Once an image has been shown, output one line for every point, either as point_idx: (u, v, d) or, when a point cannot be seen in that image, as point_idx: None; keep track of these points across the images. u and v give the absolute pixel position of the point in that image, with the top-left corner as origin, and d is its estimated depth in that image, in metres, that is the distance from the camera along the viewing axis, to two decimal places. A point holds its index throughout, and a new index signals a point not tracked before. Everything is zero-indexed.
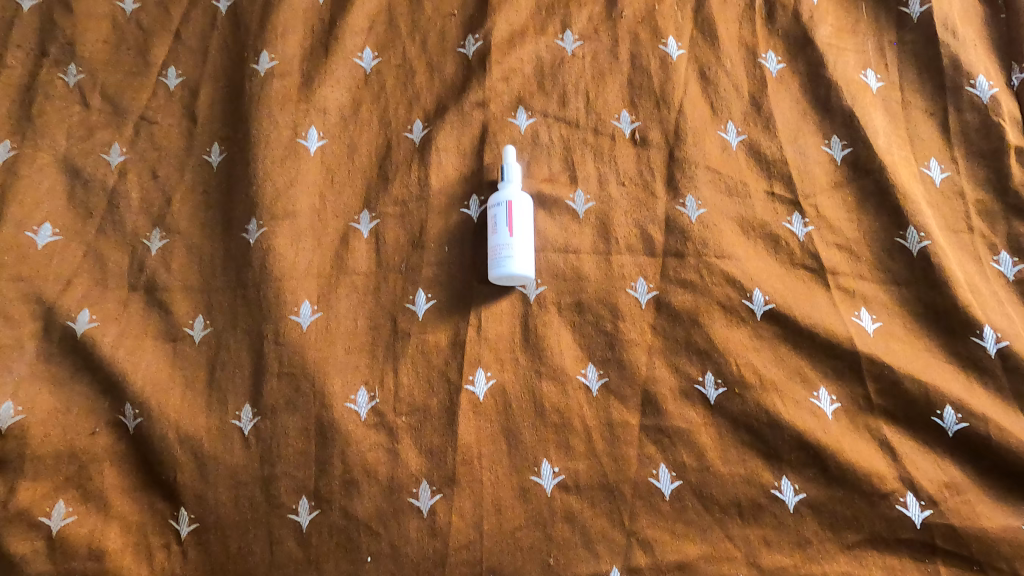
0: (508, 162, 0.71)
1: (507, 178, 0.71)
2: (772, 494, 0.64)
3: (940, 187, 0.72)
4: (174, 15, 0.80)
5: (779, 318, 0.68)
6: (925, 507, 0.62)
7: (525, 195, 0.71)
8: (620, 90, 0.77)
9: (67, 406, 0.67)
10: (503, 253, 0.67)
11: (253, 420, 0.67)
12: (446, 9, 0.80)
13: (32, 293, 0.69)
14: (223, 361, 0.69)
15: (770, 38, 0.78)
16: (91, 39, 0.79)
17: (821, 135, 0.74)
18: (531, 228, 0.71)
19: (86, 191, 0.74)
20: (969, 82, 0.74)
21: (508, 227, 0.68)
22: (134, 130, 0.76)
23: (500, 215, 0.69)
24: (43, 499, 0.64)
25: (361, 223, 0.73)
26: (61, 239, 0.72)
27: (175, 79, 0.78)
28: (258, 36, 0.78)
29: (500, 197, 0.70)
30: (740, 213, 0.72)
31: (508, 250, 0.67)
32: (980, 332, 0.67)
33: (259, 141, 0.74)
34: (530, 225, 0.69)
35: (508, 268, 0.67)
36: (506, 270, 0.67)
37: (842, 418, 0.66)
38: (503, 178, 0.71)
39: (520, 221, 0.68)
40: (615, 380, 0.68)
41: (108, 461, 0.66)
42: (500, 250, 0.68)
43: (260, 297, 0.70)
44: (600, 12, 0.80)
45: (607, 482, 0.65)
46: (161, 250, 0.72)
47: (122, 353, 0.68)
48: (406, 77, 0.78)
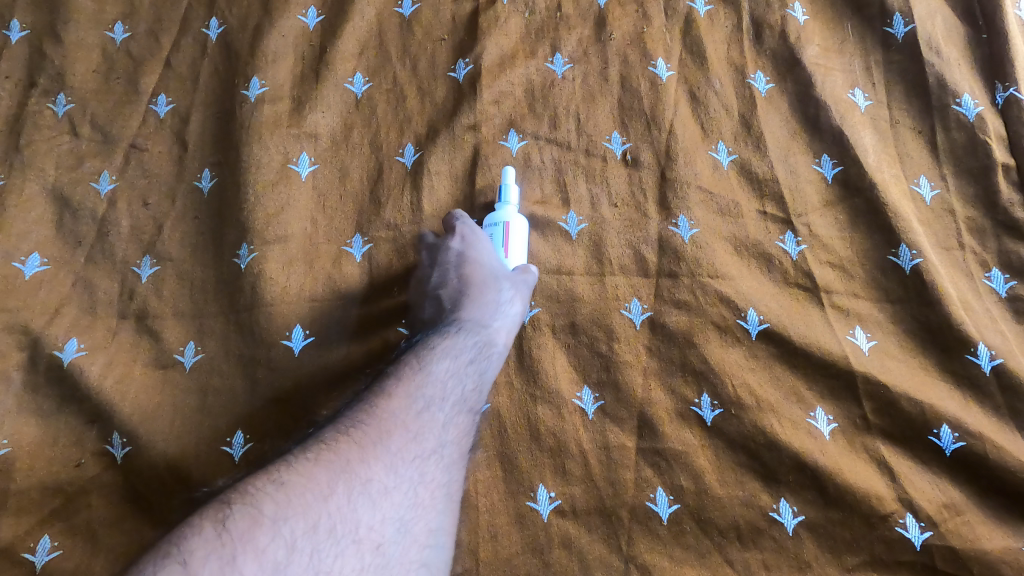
0: (506, 182, 0.71)
1: (504, 200, 0.71)
2: (770, 517, 0.64)
3: (930, 204, 0.73)
4: (163, 41, 0.80)
5: (774, 337, 0.68)
6: (925, 529, 0.62)
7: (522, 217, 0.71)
8: (611, 112, 0.77)
9: (53, 439, 0.66)
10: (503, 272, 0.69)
11: (244, 445, 0.66)
12: (436, 33, 0.80)
13: (19, 324, 0.69)
14: (214, 388, 0.68)
15: (758, 59, 0.78)
16: (80, 68, 0.78)
17: (811, 154, 0.75)
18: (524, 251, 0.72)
19: (75, 219, 0.73)
20: (954, 100, 0.75)
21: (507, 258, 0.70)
22: (123, 158, 0.76)
23: (496, 236, 0.70)
24: (27, 534, 0.63)
25: (354, 247, 0.73)
26: (50, 269, 0.71)
27: (165, 106, 0.78)
28: (249, 62, 0.78)
29: (498, 222, 0.70)
30: (733, 233, 0.72)
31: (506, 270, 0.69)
32: (974, 350, 0.66)
33: (250, 166, 0.74)
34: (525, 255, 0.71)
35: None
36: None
37: (839, 438, 0.65)
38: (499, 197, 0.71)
39: (518, 252, 0.70)
40: (612, 403, 0.67)
41: (96, 492, 0.65)
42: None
43: (252, 322, 0.70)
44: (590, 34, 0.80)
45: (603, 507, 0.64)
46: (151, 276, 0.72)
47: (111, 382, 0.67)
48: (397, 101, 0.78)
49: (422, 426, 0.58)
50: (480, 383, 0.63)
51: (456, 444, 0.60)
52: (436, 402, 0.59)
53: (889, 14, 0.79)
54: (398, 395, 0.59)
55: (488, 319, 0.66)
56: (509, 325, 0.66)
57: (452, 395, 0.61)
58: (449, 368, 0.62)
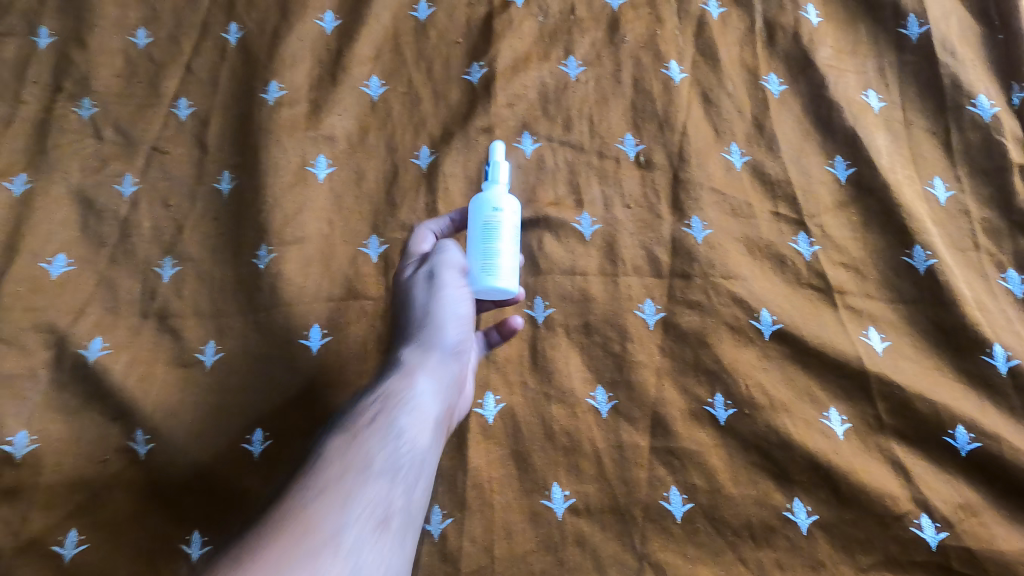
0: (495, 159, 0.66)
1: (493, 178, 0.66)
2: (784, 516, 0.64)
3: (944, 205, 0.73)
4: (184, 46, 0.81)
5: (788, 338, 0.68)
6: (940, 529, 0.62)
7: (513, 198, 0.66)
8: (624, 114, 0.77)
9: (77, 435, 0.67)
10: (484, 266, 0.63)
11: (264, 442, 0.67)
12: (451, 37, 0.81)
13: (45, 323, 0.70)
14: (233, 386, 0.69)
15: (771, 61, 0.79)
16: (103, 73, 0.80)
17: (824, 155, 0.75)
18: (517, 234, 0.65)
19: (99, 221, 0.75)
20: (969, 101, 0.75)
21: (499, 236, 0.63)
22: (145, 160, 0.77)
23: (475, 227, 0.64)
24: (54, 528, 0.64)
25: (370, 247, 0.74)
26: (74, 269, 0.73)
27: (186, 109, 0.79)
28: (268, 66, 0.80)
29: (487, 199, 0.64)
30: (746, 233, 0.73)
31: (486, 263, 0.63)
32: (990, 350, 0.66)
33: (269, 168, 0.75)
34: (518, 237, 0.65)
35: (490, 283, 0.63)
36: (489, 284, 0.62)
37: (853, 438, 0.65)
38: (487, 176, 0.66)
39: (510, 231, 0.64)
40: (625, 402, 0.68)
41: (120, 488, 0.66)
42: (484, 258, 0.63)
43: (271, 322, 0.71)
44: (603, 37, 0.80)
45: (617, 506, 0.65)
46: (172, 276, 0.73)
47: (134, 380, 0.69)
48: (412, 104, 0.79)
49: (315, 510, 0.48)
50: (391, 439, 0.54)
51: (368, 519, 0.49)
52: (333, 476, 0.51)
53: (902, 16, 0.79)
54: (310, 465, 0.53)
55: (415, 347, 0.61)
56: (428, 366, 0.60)
57: (352, 465, 0.52)
58: (351, 436, 0.54)
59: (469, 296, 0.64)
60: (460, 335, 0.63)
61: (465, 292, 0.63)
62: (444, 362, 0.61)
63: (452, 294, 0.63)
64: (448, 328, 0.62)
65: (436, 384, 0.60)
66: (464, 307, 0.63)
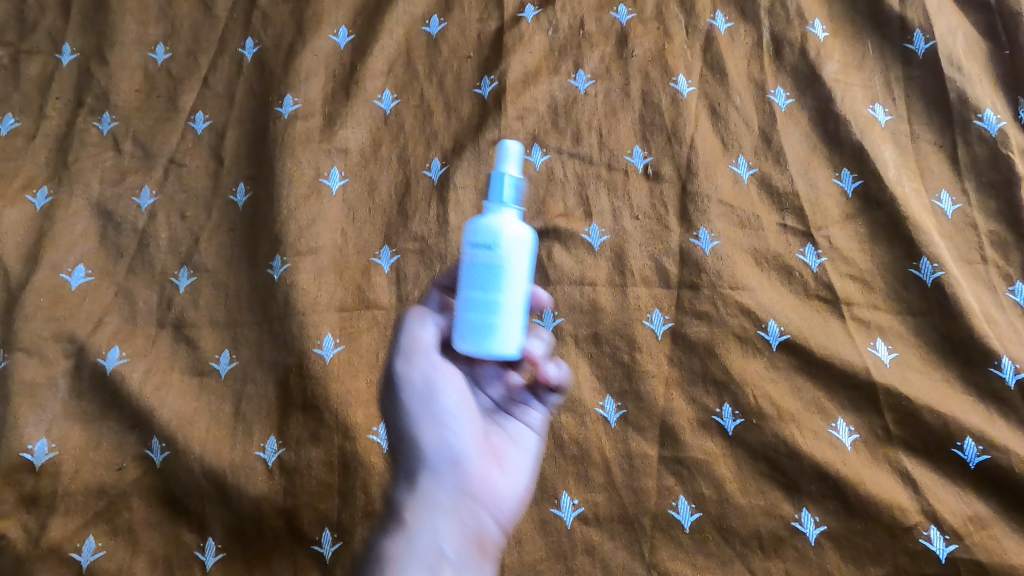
0: (504, 172, 0.51)
1: (500, 198, 0.51)
2: (792, 526, 0.64)
3: (951, 218, 0.73)
4: (202, 61, 0.83)
5: (795, 349, 0.69)
6: (950, 541, 0.62)
7: (524, 225, 0.52)
8: (633, 127, 0.78)
9: (95, 443, 0.68)
10: (485, 324, 0.50)
11: (277, 451, 0.68)
12: (462, 51, 0.83)
13: (65, 333, 0.72)
14: (248, 395, 0.70)
15: (778, 75, 0.80)
16: (123, 88, 0.82)
17: (831, 168, 0.76)
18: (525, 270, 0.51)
19: (118, 232, 0.77)
20: (976, 115, 0.75)
21: (502, 285, 0.50)
22: (163, 173, 0.79)
23: (474, 268, 0.50)
24: (73, 535, 0.65)
25: (382, 258, 0.75)
26: (94, 279, 0.75)
27: (203, 123, 0.81)
28: (283, 80, 0.81)
29: (491, 231, 0.49)
30: (754, 245, 0.73)
31: (488, 320, 0.50)
32: (998, 363, 0.66)
33: (284, 180, 0.77)
34: (527, 283, 0.51)
35: (489, 345, 0.50)
36: (488, 349, 0.50)
37: (861, 449, 0.66)
38: (492, 193, 0.51)
39: (517, 277, 0.50)
40: (634, 412, 0.68)
41: (137, 495, 0.67)
42: (483, 314, 0.50)
43: (285, 332, 0.72)
44: (612, 51, 0.82)
45: (626, 515, 0.66)
46: (189, 286, 0.74)
47: (150, 389, 0.70)
48: (424, 117, 0.81)
49: None
50: None
51: None
52: None
53: (909, 30, 0.80)
54: None
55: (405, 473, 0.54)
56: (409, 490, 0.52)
57: None
58: None
59: (443, 375, 0.56)
60: (454, 428, 0.55)
61: (435, 376, 0.56)
62: (449, 469, 0.54)
63: (417, 387, 0.56)
64: (431, 433, 0.54)
65: (448, 499, 0.52)
66: (446, 395, 0.56)
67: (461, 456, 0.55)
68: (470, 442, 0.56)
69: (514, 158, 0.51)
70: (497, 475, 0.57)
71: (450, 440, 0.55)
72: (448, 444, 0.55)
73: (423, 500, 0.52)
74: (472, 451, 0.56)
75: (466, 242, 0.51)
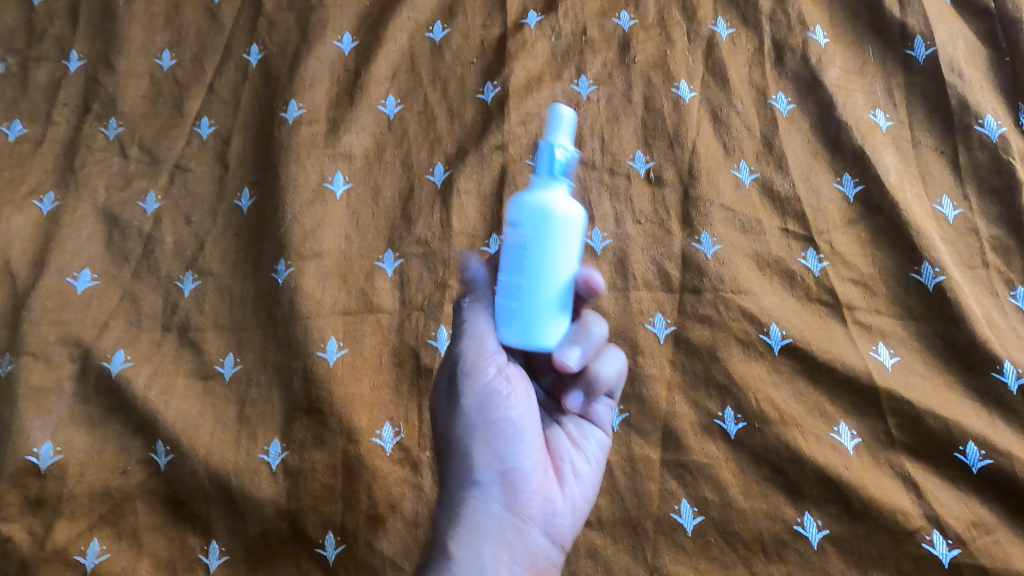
0: (554, 143, 0.47)
1: (550, 171, 0.47)
2: (795, 530, 0.64)
3: (953, 223, 0.74)
4: (208, 68, 0.84)
5: (797, 352, 0.69)
6: (953, 546, 0.62)
7: (574, 202, 0.48)
8: (635, 132, 0.79)
9: (101, 446, 0.69)
10: (515, 309, 0.48)
11: (281, 454, 0.68)
12: (465, 58, 0.83)
13: (71, 337, 0.72)
14: (252, 398, 0.71)
15: (779, 80, 0.80)
16: (129, 94, 0.83)
17: (832, 172, 0.76)
18: (567, 256, 0.47)
19: (123, 236, 0.77)
20: (977, 121, 0.76)
21: (544, 271, 0.46)
22: (168, 178, 0.79)
23: (510, 250, 0.47)
24: (78, 538, 0.66)
25: (385, 262, 0.75)
26: (100, 283, 0.75)
27: (208, 128, 0.81)
28: (287, 86, 0.82)
29: (537, 209, 0.46)
30: (755, 250, 0.74)
31: (517, 305, 0.47)
32: (1000, 367, 0.67)
33: (288, 185, 0.77)
34: (567, 268, 0.48)
35: (529, 337, 0.48)
36: (518, 338, 0.48)
37: (863, 453, 0.66)
38: (542, 164, 0.47)
39: (563, 262, 0.47)
40: (637, 416, 0.69)
41: (141, 499, 0.67)
42: (517, 299, 0.47)
43: (289, 335, 0.72)
44: (614, 57, 0.82)
45: (629, 518, 0.66)
46: (194, 291, 0.75)
47: (155, 392, 0.70)
48: (427, 122, 0.81)
49: None
50: None
51: None
52: None
53: (909, 37, 0.80)
54: None
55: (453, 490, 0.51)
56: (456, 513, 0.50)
57: None
58: None
59: (503, 386, 0.53)
60: (509, 442, 0.53)
61: (496, 385, 0.53)
62: (499, 487, 0.52)
63: (477, 396, 0.52)
64: (485, 448, 0.52)
65: (497, 520, 0.50)
66: (501, 407, 0.53)
67: (514, 472, 0.53)
68: (523, 457, 0.53)
69: (567, 127, 0.47)
70: (549, 490, 0.55)
71: (503, 454, 0.52)
72: (500, 459, 0.52)
73: (474, 522, 0.49)
74: (525, 467, 0.53)
75: (510, 217, 0.48)
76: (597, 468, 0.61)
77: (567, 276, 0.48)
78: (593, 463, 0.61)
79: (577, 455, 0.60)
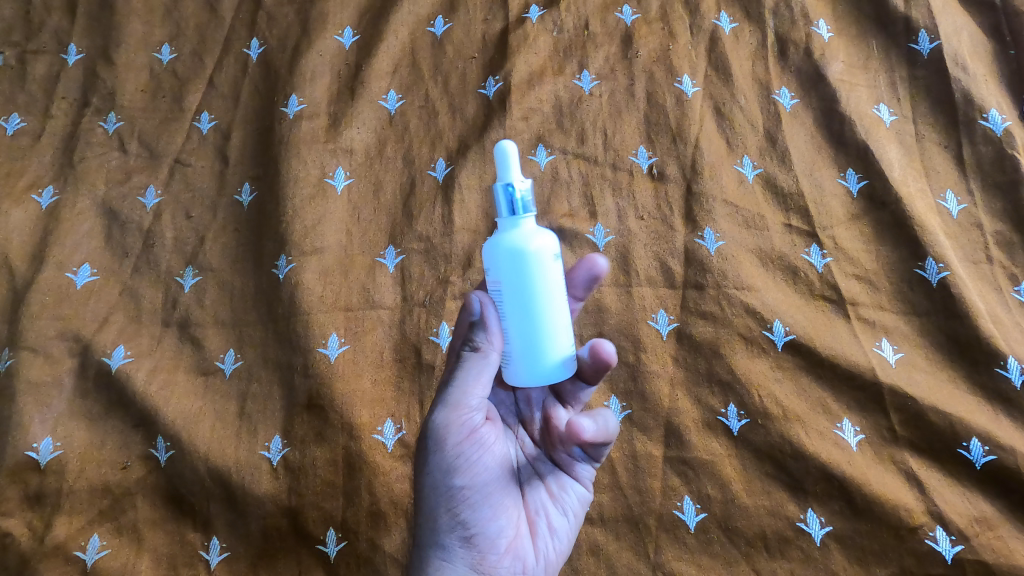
0: (508, 186, 0.49)
1: (514, 213, 0.50)
2: (798, 527, 0.64)
3: (957, 218, 0.73)
4: (207, 62, 0.83)
5: (801, 349, 0.69)
6: (956, 542, 0.62)
7: (542, 229, 0.51)
8: (637, 127, 0.78)
9: (101, 442, 0.69)
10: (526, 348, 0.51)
11: (282, 450, 0.68)
12: (467, 52, 0.83)
13: (71, 332, 0.72)
14: (252, 394, 0.70)
15: (782, 75, 0.80)
16: (129, 88, 0.82)
17: (836, 168, 0.76)
18: (557, 282, 0.51)
19: (123, 231, 0.77)
20: (981, 115, 0.75)
21: (540, 303, 0.50)
22: (168, 172, 0.79)
23: (501, 294, 0.51)
24: (78, 533, 0.66)
25: (387, 258, 0.75)
26: (99, 279, 0.75)
27: (208, 123, 0.81)
28: (288, 81, 0.81)
29: (515, 252, 0.49)
30: (758, 245, 0.73)
31: (527, 344, 0.51)
32: (1004, 363, 0.66)
33: (289, 180, 0.77)
34: (561, 293, 0.51)
35: (542, 369, 0.51)
36: (535, 373, 0.51)
37: (867, 450, 0.66)
38: (503, 209, 0.50)
39: (553, 290, 0.51)
40: (638, 412, 0.68)
41: (141, 494, 0.67)
42: (524, 338, 0.51)
43: (290, 331, 0.72)
44: (617, 51, 0.82)
45: (631, 515, 0.66)
46: (194, 286, 0.74)
47: (155, 387, 0.70)
48: (429, 117, 0.81)
49: None
50: None
51: None
52: None
53: (914, 30, 0.80)
54: None
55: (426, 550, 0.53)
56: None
57: None
58: None
59: (469, 450, 0.54)
60: (475, 508, 0.54)
61: (459, 452, 0.53)
62: (467, 549, 0.53)
63: (441, 462, 0.53)
64: (450, 509, 0.53)
65: None
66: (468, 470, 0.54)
67: (483, 536, 0.53)
68: (492, 517, 0.54)
69: (514, 164, 0.49)
70: (526, 548, 0.56)
71: (468, 521, 0.53)
72: (466, 525, 0.53)
73: None
74: (497, 527, 0.54)
75: (491, 266, 0.51)
76: (575, 521, 0.60)
77: (562, 299, 0.52)
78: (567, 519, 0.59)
79: (554, 509, 0.59)
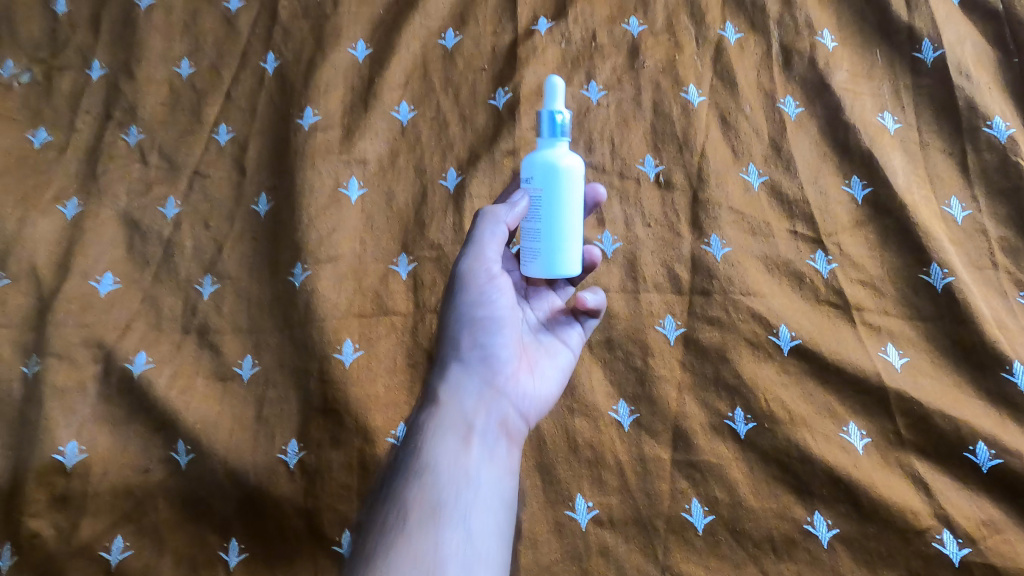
0: (552, 110, 0.58)
1: (554, 134, 0.58)
2: (805, 529, 0.65)
3: (962, 224, 0.74)
4: (225, 75, 0.86)
5: (807, 353, 0.70)
6: (963, 545, 0.62)
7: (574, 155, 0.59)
8: (644, 136, 0.80)
9: (123, 445, 0.71)
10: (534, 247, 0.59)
11: (298, 453, 0.70)
12: (477, 64, 0.85)
13: (94, 339, 0.74)
14: (269, 399, 0.72)
15: (787, 84, 0.81)
16: (150, 101, 0.85)
17: (841, 175, 0.77)
18: (576, 200, 0.59)
19: (144, 240, 0.79)
20: (985, 122, 0.76)
21: (555, 213, 0.58)
22: (187, 183, 0.81)
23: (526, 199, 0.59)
24: (102, 534, 0.68)
25: (399, 265, 0.77)
26: (121, 287, 0.77)
27: (226, 135, 0.83)
28: (303, 93, 0.84)
29: (546, 164, 0.57)
30: (764, 251, 0.74)
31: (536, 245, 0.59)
32: (1010, 367, 0.67)
33: (304, 190, 0.79)
34: (577, 210, 0.59)
35: (548, 268, 0.58)
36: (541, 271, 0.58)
37: (873, 453, 0.67)
38: (545, 129, 0.59)
39: (570, 206, 0.58)
40: (647, 416, 0.70)
41: (162, 496, 0.69)
42: (534, 239, 0.59)
43: (306, 337, 0.74)
44: (624, 62, 0.83)
45: (640, 517, 0.67)
46: (212, 293, 0.76)
47: (175, 393, 0.72)
48: (440, 128, 0.83)
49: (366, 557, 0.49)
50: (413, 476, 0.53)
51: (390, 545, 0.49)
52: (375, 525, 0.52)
53: (917, 39, 0.81)
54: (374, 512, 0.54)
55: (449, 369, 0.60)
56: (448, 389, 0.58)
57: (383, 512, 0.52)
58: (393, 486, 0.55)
59: (487, 286, 0.62)
60: (491, 334, 0.61)
61: (479, 289, 0.61)
62: (482, 367, 0.60)
63: (464, 298, 0.61)
64: (469, 333, 0.61)
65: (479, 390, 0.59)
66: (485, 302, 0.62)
67: (494, 360, 0.60)
68: (505, 342, 0.61)
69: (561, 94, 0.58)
70: (532, 376, 0.62)
71: (485, 343, 0.60)
72: (482, 349, 0.60)
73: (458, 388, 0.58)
74: (505, 358, 0.61)
75: (525, 175, 0.60)
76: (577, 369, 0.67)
77: (577, 217, 0.59)
78: (564, 369, 0.65)
79: (561, 356, 0.66)
